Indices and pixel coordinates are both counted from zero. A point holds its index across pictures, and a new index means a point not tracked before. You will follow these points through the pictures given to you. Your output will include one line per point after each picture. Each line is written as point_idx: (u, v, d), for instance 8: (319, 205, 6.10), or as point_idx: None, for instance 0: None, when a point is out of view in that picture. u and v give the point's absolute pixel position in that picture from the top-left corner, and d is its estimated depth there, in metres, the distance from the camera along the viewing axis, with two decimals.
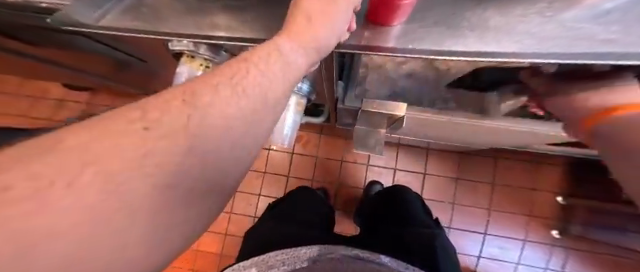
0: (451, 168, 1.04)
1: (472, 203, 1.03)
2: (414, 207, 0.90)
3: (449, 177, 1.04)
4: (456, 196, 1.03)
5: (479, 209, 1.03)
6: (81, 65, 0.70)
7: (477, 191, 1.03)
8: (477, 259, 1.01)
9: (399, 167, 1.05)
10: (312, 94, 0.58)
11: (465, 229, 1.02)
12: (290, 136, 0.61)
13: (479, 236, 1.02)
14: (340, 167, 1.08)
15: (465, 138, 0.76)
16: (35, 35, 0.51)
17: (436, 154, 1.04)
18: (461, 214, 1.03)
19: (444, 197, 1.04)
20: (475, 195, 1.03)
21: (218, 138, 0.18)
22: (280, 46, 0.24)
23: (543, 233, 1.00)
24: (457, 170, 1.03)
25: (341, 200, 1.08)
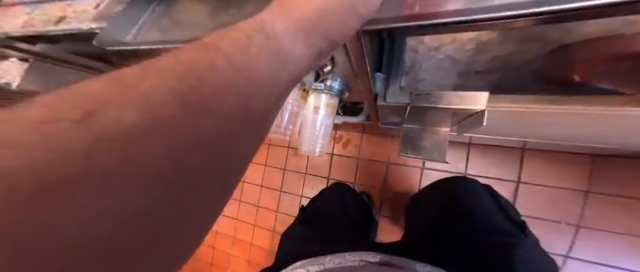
0: (572, 176, 0.66)
1: (616, 227, 0.63)
2: (489, 204, 0.62)
3: (569, 189, 0.67)
4: (581, 213, 0.66)
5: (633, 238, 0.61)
6: None
7: (626, 209, 0.62)
8: None
9: (472, 171, 0.76)
10: (345, 92, 0.48)
11: (602, 266, 0.63)
12: (321, 137, 0.57)
13: None
14: (387, 170, 0.93)
15: (592, 140, 0.48)
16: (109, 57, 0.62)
17: (541, 156, 0.69)
18: (589, 241, 0.65)
19: (559, 217, 0.67)
20: (625, 218, 0.62)
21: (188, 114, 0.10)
22: (278, 15, 0.16)
23: None
24: (588, 179, 0.65)
25: (391, 208, 0.92)
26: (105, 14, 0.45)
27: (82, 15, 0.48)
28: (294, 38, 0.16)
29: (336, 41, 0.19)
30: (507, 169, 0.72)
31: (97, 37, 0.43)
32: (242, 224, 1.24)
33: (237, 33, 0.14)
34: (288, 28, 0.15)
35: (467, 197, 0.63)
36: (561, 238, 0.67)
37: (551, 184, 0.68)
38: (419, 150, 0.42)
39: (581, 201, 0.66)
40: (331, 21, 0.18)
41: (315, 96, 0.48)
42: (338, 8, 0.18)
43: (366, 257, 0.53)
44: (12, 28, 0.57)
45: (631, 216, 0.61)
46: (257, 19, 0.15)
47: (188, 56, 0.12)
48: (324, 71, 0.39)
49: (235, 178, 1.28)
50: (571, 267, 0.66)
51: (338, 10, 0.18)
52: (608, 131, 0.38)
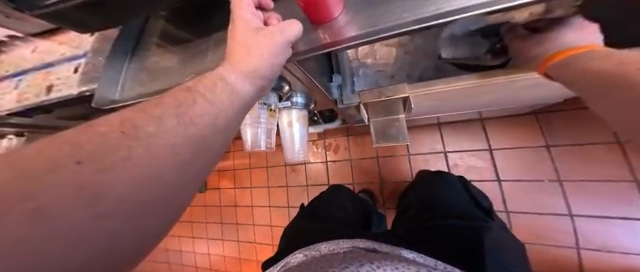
0: (535, 135, 0.72)
1: (596, 174, 0.65)
2: (461, 191, 0.69)
3: (539, 147, 0.72)
4: (557, 167, 0.70)
5: (618, 181, 0.63)
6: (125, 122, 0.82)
7: (595, 155, 0.65)
8: None
9: (452, 149, 0.82)
10: (310, 104, 0.54)
11: (601, 216, 0.65)
12: (301, 146, 0.61)
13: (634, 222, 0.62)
14: (378, 164, 0.98)
15: (534, 100, 0.55)
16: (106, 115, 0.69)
17: (506, 122, 0.75)
18: (581, 193, 0.67)
19: (542, 175, 0.72)
20: (595, 165, 0.65)
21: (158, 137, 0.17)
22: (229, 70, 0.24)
23: None
24: (543, 135, 0.71)
25: (391, 200, 0.96)
26: (91, 77, 0.52)
27: (69, 81, 0.54)
28: (240, 83, 0.24)
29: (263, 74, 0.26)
30: (479, 141, 0.79)
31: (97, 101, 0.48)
32: (260, 246, 1.27)
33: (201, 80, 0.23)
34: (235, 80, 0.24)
35: (442, 186, 0.71)
36: (553, 197, 0.70)
37: (522, 146, 0.73)
38: (393, 137, 0.49)
39: (552, 156, 0.70)
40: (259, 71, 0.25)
41: (286, 112, 0.54)
42: (266, 64, 0.26)
43: (357, 244, 0.56)
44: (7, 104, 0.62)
45: (594, 161, 0.65)
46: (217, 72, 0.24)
47: (169, 101, 0.20)
48: (285, 91, 0.45)
49: (243, 202, 1.33)
50: (578, 223, 0.68)
51: (266, 67, 0.26)
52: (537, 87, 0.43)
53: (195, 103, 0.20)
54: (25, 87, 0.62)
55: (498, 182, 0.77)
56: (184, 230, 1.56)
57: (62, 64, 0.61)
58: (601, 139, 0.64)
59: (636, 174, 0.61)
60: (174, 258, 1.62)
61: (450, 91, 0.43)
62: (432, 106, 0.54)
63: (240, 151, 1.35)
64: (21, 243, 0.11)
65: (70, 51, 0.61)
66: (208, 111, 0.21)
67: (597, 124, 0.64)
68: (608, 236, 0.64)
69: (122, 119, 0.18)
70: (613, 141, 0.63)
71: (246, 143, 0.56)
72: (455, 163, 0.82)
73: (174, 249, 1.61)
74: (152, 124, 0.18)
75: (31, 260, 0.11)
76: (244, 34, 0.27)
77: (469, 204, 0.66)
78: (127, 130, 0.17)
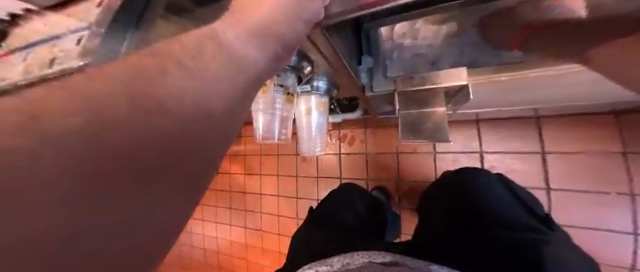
0: (604, 139, 0.60)
1: None
2: (501, 194, 0.60)
3: (610, 154, 0.60)
4: (632, 179, 0.58)
5: None
6: None
7: None
8: None
9: (489, 149, 0.72)
10: (333, 90, 0.46)
11: None
12: (317, 137, 0.55)
13: None
14: (398, 160, 0.90)
15: (615, 96, 0.44)
16: None
17: (560, 121, 0.64)
18: None
19: (604, 187, 0.61)
20: None
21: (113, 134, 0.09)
22: (231, 23, 0.15)
23: None
24: (622, 140, 0.59)
25: (410, 200, 0.88)
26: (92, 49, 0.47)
27: (70, 54, 0.50)
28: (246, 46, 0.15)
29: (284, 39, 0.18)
30: (524, 142, 0.68)
31: None
32: (268, 235, 1.25)
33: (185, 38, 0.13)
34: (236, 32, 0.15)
35: (479, 191, 0.61)
36: (612, 213, 0.60)
37: (577, 152, 0.63)
38: (429, 134, 0.41)
39: (625, 164, 0.59)
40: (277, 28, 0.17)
41: (304, 98, 0.47)
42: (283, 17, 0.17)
43: (374, 259, 0.49)
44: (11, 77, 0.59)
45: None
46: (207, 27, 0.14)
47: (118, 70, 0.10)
48: (305, 73, 0.38)
49: (253, 190, 1.31)
50: None
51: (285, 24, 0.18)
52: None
53: (171, 75, 0.11)
54: (29, 60, 0.58)
55: (545, 190, 0.67)
56: (194, 213, 1.58)
57: (67, 36, 0.56)
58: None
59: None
60: (183, 239, 1.65)
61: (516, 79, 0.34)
62: (484, 98, 0.45)
63: (252, 138, 1.30)
64: None
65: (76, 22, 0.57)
66: (197, 88, 0.12)
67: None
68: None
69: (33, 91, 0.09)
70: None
71: (258, 132, 0.50)
72: (491, 166, 0.72)
73: (184, 230, 1.63)
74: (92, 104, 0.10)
75: None
76: None
77: (518, 212, 0.57)
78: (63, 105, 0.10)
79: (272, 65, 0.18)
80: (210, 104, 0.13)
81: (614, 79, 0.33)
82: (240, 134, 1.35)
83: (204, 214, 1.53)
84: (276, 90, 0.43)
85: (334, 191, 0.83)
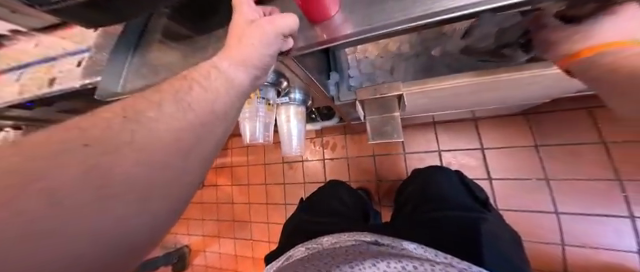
0: (524, 134, 0.74)
1: (575, 175, 0.69)
2: (456, 185, 0.72)
3: (528, 147, 0.74)
4: (546, 168, 0.72)
5: (595, 182, 0.66)
6: None
7: (580, 157, 0.68)
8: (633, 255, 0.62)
9: (447, 149, 0.84)
10: (308, 101, 0.55)
11: (591, 216, 0.67)
12: (298, 142, 0.63)
13: (620, 222, 0.64)
14: (375, 162, 0.99)
15: (521, 100, 0.57)
16: None
17: (495, 122, 0.78)
18: (564, 194, 0.70)
19: (529, 174, 0.74)
20: (585, 165, 0.67)
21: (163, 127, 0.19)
22: (225, 58, 0.25)
23: None
24: (532, 135, 0.73)
25: (388, 198, 0.97)
26: (95, 71, 0.53)
27: (71, 74, 0.56)
28: (234, 72, 0.25)
29: (258, 67, 0.27)
30: (470, 140, 0.81)
31: (98, 93, 0.48)
32: (257, 243, 1.27)
33: (202, 70, 0.24)
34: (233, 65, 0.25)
35: (441, 180, 0.73)
36: (546, 196, 0.72)
37: (514, 147, 0.76)
38: (387, 134, 0.50)
39: (540, 157, 0.73)
40: (254, 61, 0.26)
41: (284, 108, 0.55)
42: (260, 56, 0.27)
43: (360, 238, 0.56)
44: (8, 96, 0.63)
45: (580, 160, 0.68)
46: (213, 62, 0.25)
47: (167, 88, 0.21)
48: (283, 87, 0.46)
49: (242, 199, 1.34)
50: (568, 224, 0.70)
51: (258, 57, 0.27)
52: (533, 86, 0.44)
53: (190, 91, 0.22)
54: (25, 80, 0.63)
55: (490, 180, 0.79)
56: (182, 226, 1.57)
57: (63, 58, 0.62)
58: (590, 139, 0.67)
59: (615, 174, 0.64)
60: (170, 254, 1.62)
61: (446, 89, 0.44)
62: (428, 105, 0.56)
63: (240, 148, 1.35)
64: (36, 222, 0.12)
65: (73, 46, 0.62)
66: (203, 98, 0.22)
67: (584, 125, 0.67)
68: (590, 234, 0.67)
69: (126, 108, 0.19)
70: (599, 141, 0.66)
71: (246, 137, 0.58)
72: (450, 162, 0.84)
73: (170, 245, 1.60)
74: (152, 110, 0.19)
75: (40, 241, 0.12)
76: (240, 26, 0.28)
77: (464, 197, 0.68)
78: (141, 116, 0.19)
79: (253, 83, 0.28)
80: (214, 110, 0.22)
81: (513, 87, 0.44)
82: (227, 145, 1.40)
83: (192, 226, 1.53)
84: (258, 102, 0.51)
85: (320, 188, 0.91)
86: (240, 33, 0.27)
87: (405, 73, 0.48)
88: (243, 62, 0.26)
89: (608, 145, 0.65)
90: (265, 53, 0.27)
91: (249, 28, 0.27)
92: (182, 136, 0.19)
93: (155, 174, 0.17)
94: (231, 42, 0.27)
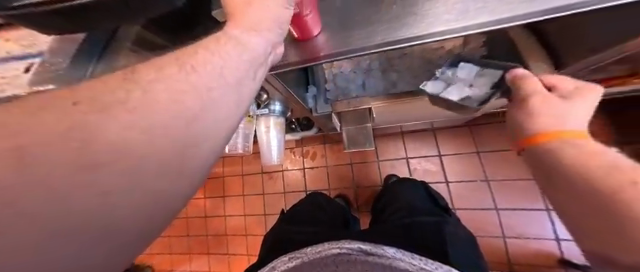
0: (467, 143, 0.86)
1: (507, 175, 0.82)
2: (422, 195, 0.79)
3: (469, 152, 0.87)
4: (486, 171, 0.84)
5: (522, 182, 0.81)
6: None
7: (508, 161, 0.83)
8: (556, 243, 0.76)
9: (414, 156, 0.93)
10: (287, 112, 0.58)
11: (523, 211, 0.80)
12: (278, 152, 0.64)
13: (541, 214, 0.79)
14: (352, 170, 1.04)
15: (471, 112, 0.67)
16: None
17: (448, 132, 0.89)
18: (501, 192, 0.83)
19: (473, 176, 0.86)
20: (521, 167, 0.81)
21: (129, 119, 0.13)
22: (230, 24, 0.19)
23: None
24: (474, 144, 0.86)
25: (365, 203, 1.01)
26: (51, 77, 0.48)
27: (16, 81, 0.50)
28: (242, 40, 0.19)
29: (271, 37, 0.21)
30: (430, 148, 0.91)
31: (55, 104, 0.44)
32: (234, 258, 1.20)
33: (196, 40, 0.18)
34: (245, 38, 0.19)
35: (410, 191, 0.79)
36: (487, 195, 0.84)
37: (468, 153, 0.87)
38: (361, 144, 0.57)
39: (480, 159, 0.85)
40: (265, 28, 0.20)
41: (263, 119, 0.56)
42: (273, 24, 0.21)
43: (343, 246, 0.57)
44: None
45: (513, 163, 0.82)
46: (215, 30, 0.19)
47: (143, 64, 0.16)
48: (262, 99, 0.49)
49: (216, 213, 1.27)
50: (505, 218, 0.81)
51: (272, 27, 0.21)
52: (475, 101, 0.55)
53: (173, 65, 0.16)
54: None
55: (446, 183, 0.88)
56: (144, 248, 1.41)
57: (9, 62, 0.55)
58: None
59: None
60: None
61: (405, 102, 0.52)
62: (397, 116, 0.63)
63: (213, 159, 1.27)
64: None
65: (21, 48, 0.55)
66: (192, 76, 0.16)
67: None
68: (525, 227, 0.79)
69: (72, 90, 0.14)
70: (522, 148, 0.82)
71: None
72: (418, 168, 0.93)
73: None
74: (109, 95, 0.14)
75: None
76: None
77: (426, 204, 0.75)
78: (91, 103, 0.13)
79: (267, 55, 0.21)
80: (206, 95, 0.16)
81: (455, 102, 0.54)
82: None
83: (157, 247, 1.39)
84: None
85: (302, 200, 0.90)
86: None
87: (378, 84, 0.53)
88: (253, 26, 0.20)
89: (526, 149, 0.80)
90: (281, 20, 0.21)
91: None
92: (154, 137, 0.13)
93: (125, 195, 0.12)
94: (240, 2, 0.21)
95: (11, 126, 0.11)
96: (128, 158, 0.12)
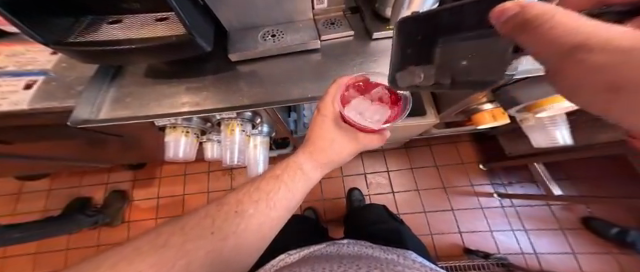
0: (407, 161, 1.17)
1: (430, 186, 1.14)
2: (384, 211, 0.95)
3: (407, 169, 1.16)
4: (417, 182, 1.15)
5: (437, 189, 1.14)
6: (30, 138, 0.68)
7: (430, 173, 1.16)
8: (459, 235, 1.07)
9: (368, 171, 1.16)
10: (272, 133, 0.72)
11: (438, 212, 1.11)
12: (263, 166, 0.72)
13: (448, 214, 1.10)
14: (319, 185, 1.18)
15: (405, 137, 0.93)
16: (28, 127, 0.61)
17: (392, 152, 1.19)
18: (425, 198, 1.13)
19: (409, 188, 1.14)
20: (434, 178, 1.15)
21: (269, 214, 0.42)
22: (307, 158, 0.48)
23: (490, 198, 1.12)
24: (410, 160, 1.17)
25: (331, 215, 1.14)
26: (66, 94, 0.54)
27: (13, 96, 0.52)
28: (312, 169, 0.48)
29: (333, 158, 0.49)
30: (381, 165, 1.17)
31: (71, 119, 0.49)
32: None
33: (291, 168, 0.47)
34: (314, 165, 0.48)
35: (375, 209, 0.95)
36: (416, 200, 1.12)
37: (404, 169, 1.16)
38: None
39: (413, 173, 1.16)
40: (330, 153, 0.49)
41: (252, 138, 0.68)
42: (335, 151, 0.49)
43: (341, 244, 0.66)
44: None
45: (431, 176, 1.15)
46: (297, 162, 0.47)
47: (266, 187, 0.44)
48: (256, 123, 0.62)
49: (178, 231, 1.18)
50: (430, 217, 1.10)
51: (337, 153, 0.49)
52: (408, 129, 0.79)
53: (278, 189, 0.44)
54: None
55: (392, 194, 1.13)
56: None
57: (2, 77, 0.56)
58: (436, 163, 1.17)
59: (443, 183, 1.14)
60: None
61: None
62: None
63: (174, 175, 1.20)
64: (219, 255, 0.37)
65: (16, 65, 0.57)
66: (287, 194, 0.44)
67: (431, 156, 1.18)
68: (445, 225, 1.09)
69: (238, 200, 0.42)
70: (437, 165, 1.17)
71: (178, 153, 0.64)
72: (370, 181, 1.15)
73: None
74: (252, 207, 0.41)
75: (216, 265, 0.36)
76: (329, 128, 0.47)
77: (387, 217, 0.92)
78: (243, 212, 0.41)
79: (328, 163, 0.50)
80: (290, 197, 0.44)
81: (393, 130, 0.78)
82: (152, 173, 1.20)
83: None
84: (226, 130, 0.63)
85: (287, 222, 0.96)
86: (325, 130, 0.47)
87: None
88: (325, 149, 0.48)
89: (438, 165, 1.15)
90: (338, 141, 0.48)
91: (327, 122, 0.47)
92: (274, 217, 0.42)
93: (263, 237, 0.41)
94: (320, 143, 0.48)
95: (221, 221, 0.40)
96: (262, 229, 0.41)
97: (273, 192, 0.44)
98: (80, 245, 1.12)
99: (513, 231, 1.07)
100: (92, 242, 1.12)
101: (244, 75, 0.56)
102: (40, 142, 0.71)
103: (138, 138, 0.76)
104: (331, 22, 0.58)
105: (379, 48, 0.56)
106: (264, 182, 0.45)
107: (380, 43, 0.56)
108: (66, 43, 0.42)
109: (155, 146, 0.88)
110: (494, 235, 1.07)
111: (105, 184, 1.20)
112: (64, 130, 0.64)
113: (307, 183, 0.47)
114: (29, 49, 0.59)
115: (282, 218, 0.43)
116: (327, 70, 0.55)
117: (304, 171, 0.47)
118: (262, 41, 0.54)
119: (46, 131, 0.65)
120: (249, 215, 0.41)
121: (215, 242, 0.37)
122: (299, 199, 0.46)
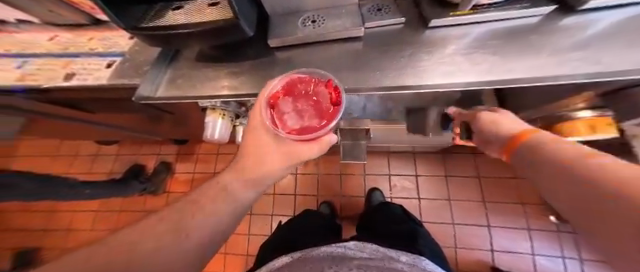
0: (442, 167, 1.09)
1: (466, 197, 1.05)
2: (400, 213, 0.90)
3: (441, 175, 1.09)
4: (449, 191, 1.06)
5: (473, 202, 1.04)
6: (102, 109, 0.79)
7: (466, 184, 1.07)
8: (490, 253, 0.98)
9: (396, 172, 1.12)
10: None
11: (469, 225, 1.02)
12: None
13: (483, 230, 1.01)
14: (341, 180, 1.17)
15: (443, 141, 0.86)
16: (102, 99, 0.71)
17: (425, 155, 1.12)
18: (456, 209, 1.05)
19: (440, 196, 1.07)
20: (471, 189, 1.06)
21: (189, 233, 0.40)
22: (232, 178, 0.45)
23: (541, 220, 0.98)
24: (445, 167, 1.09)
25: (349, 213, 1.13)
26: (135, 73, 0.61)
27: (97, 73, 0.61)
28: (239, 190, 0.45)
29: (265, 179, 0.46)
30: (410, 168, 1.11)
31: (136, 95, 0.55)
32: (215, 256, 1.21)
33: (214, 188, 0.45)
34: (241, 185, 0.45)
35: (391, 210, 0.91)
36: (444, 210, 1.05)
37: (436, 175, 1.09)
38: None
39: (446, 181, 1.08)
40: (259, 176, 0.45)
41: None
42: (264, 174, 0.46)
43: (347, 244, 0.67)
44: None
45: (467, 186, 1.06)
46: (221, 182, 0.45)
47: (190, 205, 0.43)
48: None
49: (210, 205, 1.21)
50: (460, 230, 1.02)
51: (267, 175, 0.46)
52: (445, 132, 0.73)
53: (202, 207, 0.42)
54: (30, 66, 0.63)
55: (418, 199, 1.08)
56: None
57: (89, 57, 0.65)
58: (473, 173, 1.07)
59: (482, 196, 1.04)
60: None
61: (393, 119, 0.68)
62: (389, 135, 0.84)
63: (209, 154, 1.30)
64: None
65: (102, 48, 0.66)
66: (213, 213, 0.42)
67: (470, 165, 1.08)
68: (476, 238, 1.00)
69: (164, 217, 0.42)
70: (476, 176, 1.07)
71: (214, 134, 0.69)
72: (394, 184, 1.11)
73: None
74: (170, 227, 0.40)
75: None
76: (254, 146, 0.45)
77: (404, 218, 0.88)
78: (161, 230, 0.40)
79: (262, 185, 0.46)
80: (217, 217, 0.42)
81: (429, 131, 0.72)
82: (192, 150, 1.32)
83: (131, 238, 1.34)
84: None
85: (299, 215, 0.98)
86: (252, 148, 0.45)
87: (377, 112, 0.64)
88: (252, 170, 0.45)
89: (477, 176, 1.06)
90: (266, 163, 0.45)
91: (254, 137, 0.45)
92: (196, 237, 0.40)
93: (185, 256, 0.39)
94: (246, 163, 0.45)
95: (136, 238, 0.39)
96: (184, 248, 0.39)
97: (197, 212, 0.42)
98: (132, 206, 1.30)
99: (563, 259, 0.94)
100: (139, 204, 1.29)
101: (285, 60, 0.57)
102: (107, 113, 0.83)
103: (184, 116, 0.83)
104: (377, 7, 0.54)
105: (430, 38, 0.50)
106: (194, 198, 0.45)
107: (436, 32, 0.50)
108: (141, 28, 0.47)
109: (196, 126, 0.96)
110: (536, 259, 0.95)
111: (156, 154, 1.35)
112: (129, 104, 0.73)
113: (235, 206, 0.44)
114: (112, 34, 0.68)
115: (210, 237, 0.41)
116: (367, 59, 0.53)
117: (231, 193, 0.44)
118: (301, 27, 0.54)
119: (115, 104, 0.75)
120: (164, 233, 0.40)
121: (159, 250, 0.38)
122: (227, 221, 0.43)
